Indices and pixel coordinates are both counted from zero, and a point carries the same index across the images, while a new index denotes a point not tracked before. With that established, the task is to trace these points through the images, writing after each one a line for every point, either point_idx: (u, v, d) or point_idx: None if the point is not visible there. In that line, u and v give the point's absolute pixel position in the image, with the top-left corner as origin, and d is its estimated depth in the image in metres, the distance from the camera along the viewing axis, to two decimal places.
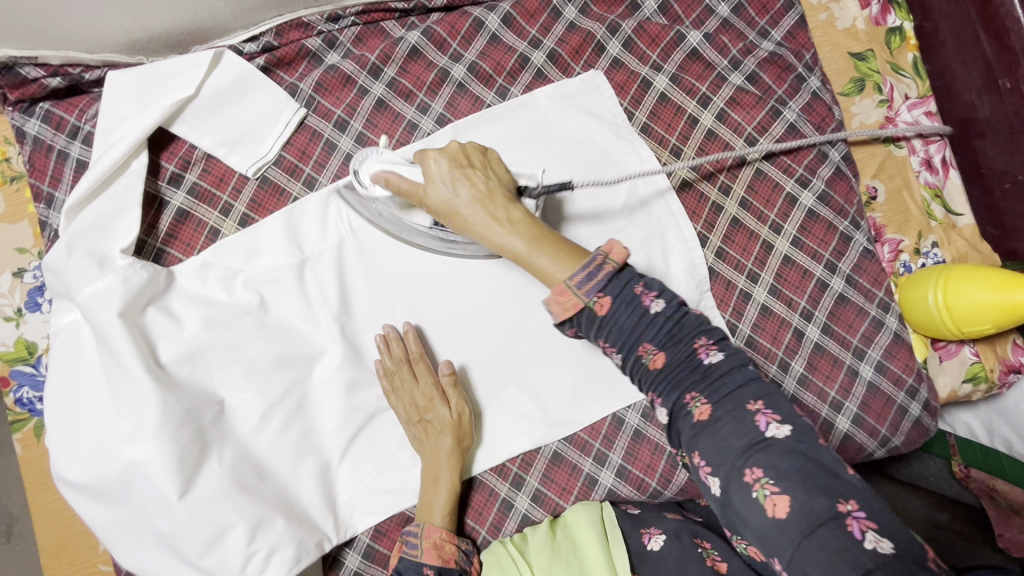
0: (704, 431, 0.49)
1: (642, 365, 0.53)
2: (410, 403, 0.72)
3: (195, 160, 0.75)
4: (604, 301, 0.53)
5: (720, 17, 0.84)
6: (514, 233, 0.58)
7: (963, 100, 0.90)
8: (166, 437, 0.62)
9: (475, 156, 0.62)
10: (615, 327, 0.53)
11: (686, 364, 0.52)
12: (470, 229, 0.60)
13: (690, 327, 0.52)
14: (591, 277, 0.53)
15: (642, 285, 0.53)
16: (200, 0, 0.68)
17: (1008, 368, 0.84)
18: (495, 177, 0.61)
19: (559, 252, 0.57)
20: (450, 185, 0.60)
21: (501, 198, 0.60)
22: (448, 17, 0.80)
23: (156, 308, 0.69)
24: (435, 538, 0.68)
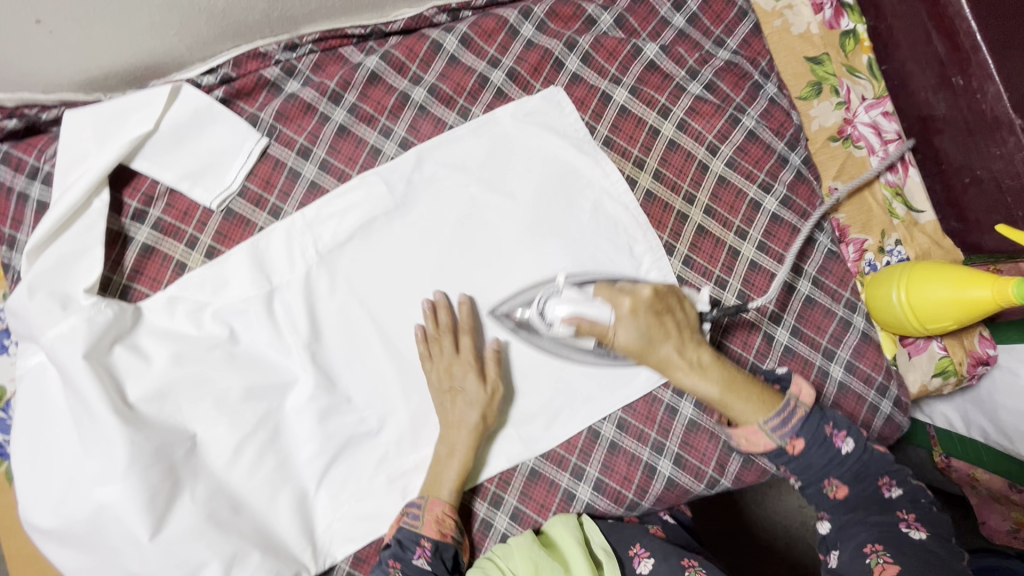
0: (847, 526, 0.61)
1: (823, 492, 0.63)
2: (441, 372, 0.74)
3: (158, 195, 0.75)
4: (801, 443, 0.63)
5: (677, 29, 0.85)
6: (708, 380, 0.69)
7: (920, 98, 0.92)
8: (136, 477, 0.62)
9: (669, 302, 0.73)
10: (804, 466, 0.63)
11: (868, 498, 0.62)
12: (662, 366, 0.71)
13: (877, 466, 0.63)
14: (785, 421, 0.64)
15: (832, 426, 0.64)
16: (153, 38, 0.68)
17: (976, 360, 0.85)
18: (686, 318, 0.73)
19: (753, 399, 0.66)
20: (639, 327, 0.70)
21: (692, 340, 0.71)
22: (406, 40, 0.80)
23: (123, 346, 0.68)
24: (440, 512, 0.70)
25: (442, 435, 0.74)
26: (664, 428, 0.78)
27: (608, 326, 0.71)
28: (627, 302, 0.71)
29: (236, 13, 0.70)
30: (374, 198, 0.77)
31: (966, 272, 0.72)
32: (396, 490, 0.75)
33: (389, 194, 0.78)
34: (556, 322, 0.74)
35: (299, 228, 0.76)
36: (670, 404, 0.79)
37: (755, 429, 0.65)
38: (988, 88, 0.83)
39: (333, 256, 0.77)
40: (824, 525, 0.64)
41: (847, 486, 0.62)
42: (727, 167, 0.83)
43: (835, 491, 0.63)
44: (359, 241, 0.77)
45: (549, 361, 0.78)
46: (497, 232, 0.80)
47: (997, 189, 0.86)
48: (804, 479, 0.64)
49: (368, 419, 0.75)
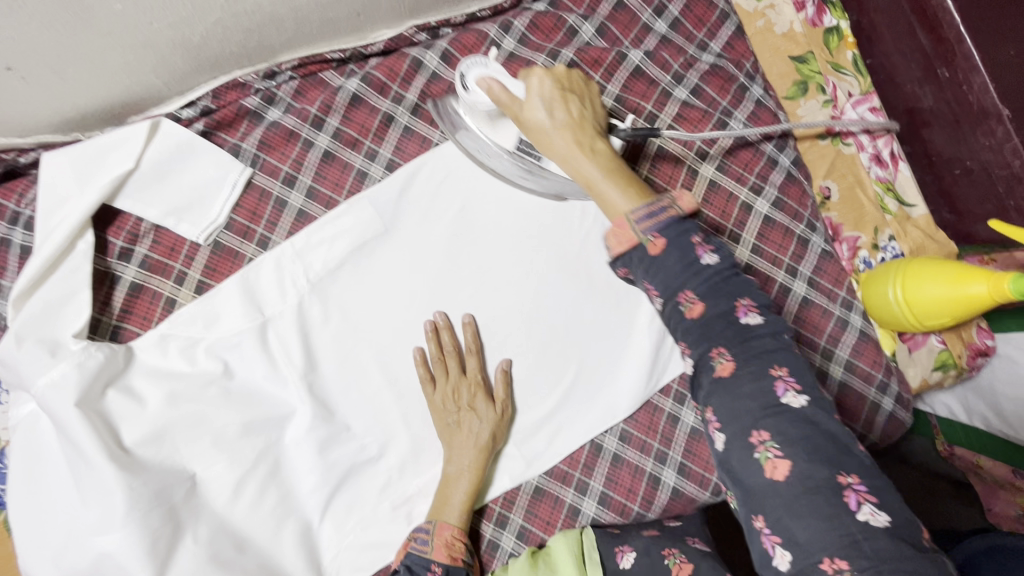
0: (723, 392, 0.48)
1: (678, 312, 0.50)
2: (448, 394, 0.73)
3: (144, 232, 0.74)
4: (662, 242, 0.50)
5: (659, 35, 0.84)
6: (592, 159, 0.59)
7: (907, 91, 0.91)
8: (135, 524, 0.61)
9: (572, 90, 0.65)
10: (662, 270, 0.50)
11: (726, 320, 0.49)
12: (555, 153, 0.61)
13: (736, 285, 0.50)
14: (653, 216, 0.51)
15: (699, 236, 0.50)
16: (127, 75, 0.66)
17: (975, 352, 0.85)
18: (591, 114, 0.64)
19: (629, 187, 0.55)
20: (544, 99, 0.63)
21: (588, 131, 0.61)
22: (387, 60, 0.79)
23: (117, 390, 0.68)
24: (448, 536, 0.69)
25: (449, 456, 0.73)
26: (666, 438, 0.78)
27: (518, 97, 0.64)
28: (535, 83, 0.64)
29: (212, 46, 0.68)
30: (362, 222, 0.76)
31: (959, 269, 0.71)
32: (401, 516, 0.74)
33: (378, 217, 0.77)
34: (472, 88, 0.66)
35: (288, 257, 0.75)
36: (671, 413, 0.79)
37: (621, 221, 0.52)
38: (974, 79, 0.85)
39: (324, 283, 0.76)
40: (687, 360, 0.51)
41: (704, 303, 0.49)
42: (717, 171, 0.83)
43: (724, 365, 0.49)
44: (350, 267, 0.76)
45: (547, 375, 0.78)
46: (488, 249, 0.79)
47: (986, 179, 0.86)
48: (663, 295, 0.50)
49: (368, 446, 0.75)
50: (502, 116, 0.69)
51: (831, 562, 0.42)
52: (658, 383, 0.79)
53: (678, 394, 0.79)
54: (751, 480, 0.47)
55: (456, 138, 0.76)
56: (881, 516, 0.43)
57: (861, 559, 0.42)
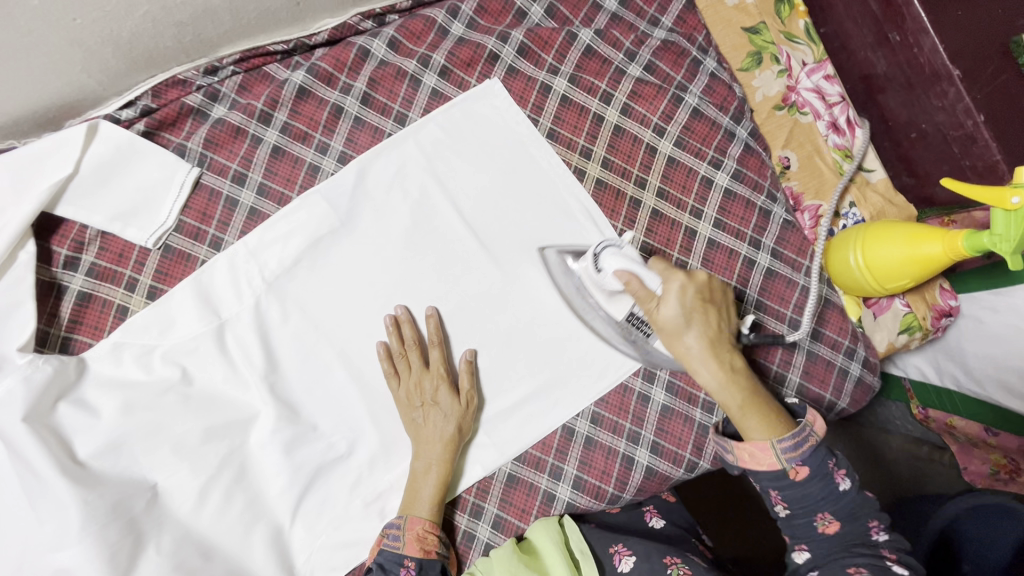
0: (833, 552, 0.60)
1: (813, 525, 0.62)
2: (412, 389, 0.72)
3: (89, 240, 0.71)
4: (803, 471, 0.61)
5: (610, 13, 0.84)
6: (735, 379, 0.64)
7: (859, 57, 0.92)
8: (92, 538, 0.60)
9: (709, 297, 0.66)
10: (801, 494, 0.61)
11: (856, 536, 0.61)
12: (693, 372, 0.65)
13: (866, 508, 0.61)
14: (796, 446, 0.61)
15: (835, 461, 0.62)
16: (58, 77, 0.64)
17: (939, 313, 0.86)
18: (726, 318, 0.66)
19: (768, 420, 0.63)
20: (684, 306, 0.64)
21: (724, 349, 0.65)
22: (332, 50, 0.77)
23: (68, 402, 0.65)
24: (420, 530, 0.68)
25: (417, 451, 0.72)
26: (638, 418, 0.77)
27: (658, 297, 0.64)
28: (679, 288, 0.64)
29: (145, 40, 0.66)
30: (317, 217, 0.75)
31: (915, 230, 0.71)
32: (374, 513, 0.73)
33: (332, 211, 0.75)
34: (606, 272, 0.66)
35: (242, 258, 0.73)
36: (642, 392, 0.78)
37: (763, 446, 0.62)
38: (924, 41, 0.85)
39: (281, 282, 0.74)
40: (803, 556, 0.62)
41: (838, 523, 0.61)
42: (675, 147, 0.82)
43: (827, 527, 0.61)
44: (307, 264, 0.75)
45: (515, 362, 0.77)
46: (448, 237, 0.78)
47: (942, 141, 0.87)
48: (792, 507, 0.62)
49: (337, 445, 0.73)
50: (621, 295, 0.68)
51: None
52: (627, 362, 0.78)
53: (649, 372, 0.78)
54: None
55: (568, 293, 0.76)
56: None
57: None
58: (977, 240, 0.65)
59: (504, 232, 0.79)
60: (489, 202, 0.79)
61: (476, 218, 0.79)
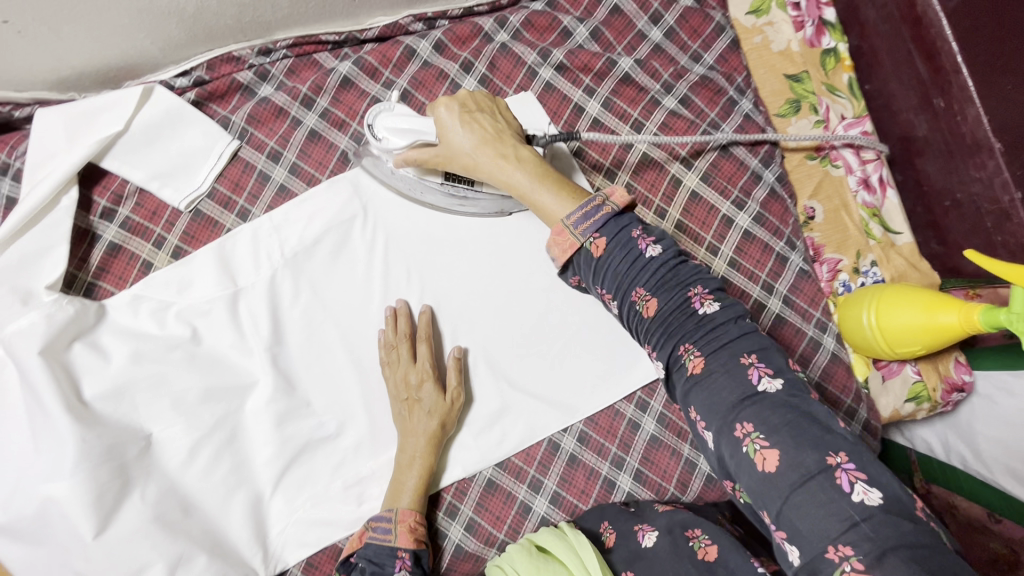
0: (697, 387, 0.51)
1: (634, 309, 0.54)
2: (399, 382, 0.74)
3: (128, 194, 0.75)
4: (603, 242, 0.54)
5: (653, 43, 0.85)
6: (521, 169, 0.63)
7: (902, 118, 0.92)
8: (84, 475, 0.63)
9: (479, 103, 0.67)
10: (610, 271, 0.54)
11: (680, 311, 0.53)
12: (483, 172, 0.65)
13: (682, 274, 0.53)
14: (588, 217, 0.56)
15: (640, 230, 0.55)
16: (123, 38, 0.68)
17: (952, 387, 0.83)
18: (505, 123, 0.66)
19: (560, 191, 0.61)
20: (457, 125, 0.65)
21: (508, 139, 0.65)
22: (381, 46, 0.80)
23: (83, 344, 0.69)
24: (411, 522, 0.68)
25: (402, 444, 0.73)
26: (625, 443, 0.77)
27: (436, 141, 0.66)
28: (442, 113, 0.66)
29: (208, 17, 0.71)
30: (340, 203, 0.77)
31: (933, 297, 0.70)
32: (353, 497, 0.74)
33: (357, 199, 0.78)
34: (383, 137, 0.69)
35: (266, 231, 0.76)
36: (632, 419, 0.78)
37: (559, 226, 0.57)
38: (968, 111, 0.82)
39: (298, 259, 0.76)
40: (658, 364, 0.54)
41: (657, 301, 0.53)
42: (701, 181, 0.83)
43: (694, 362, 0.51)
44: (326, 245, 0.77)
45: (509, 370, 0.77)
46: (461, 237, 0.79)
47: (976, 214, 0.84)
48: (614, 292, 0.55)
49: (327, 424, 0.75)
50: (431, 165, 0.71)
51: (836, 549, 0.42)
52: (621, 387, 0.78)
53: (642, 401, 0.78)
54: (748, 478, 0.47)
55: (394, 185, 0.76)
56: (873, 494, 0.43)
57: (863, 542, 0.42)
58: (994, 316, 0.63)
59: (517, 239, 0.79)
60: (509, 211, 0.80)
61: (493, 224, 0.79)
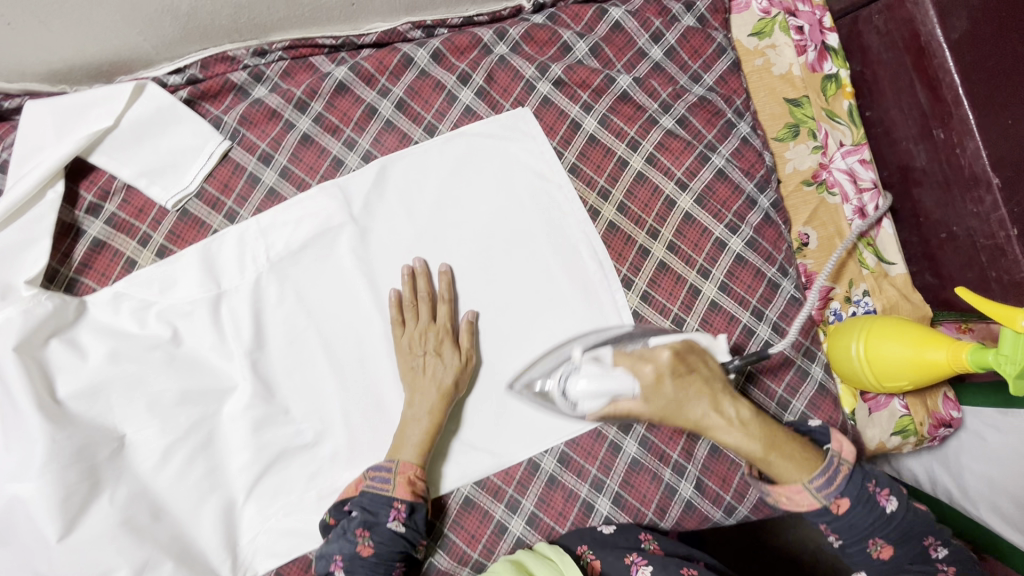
0: (882, 569, 0.61)
1: (865, 551, 0.61)
2: (415, 337, 0.74)
3: (115, 190, 0.74)
4: (843, 502, 0.60)
5: (653, 61, 0.84)
6: (747, 435, 0.62)
7: (901, 147, 0.91)
8: (53, 475, 0.62)
9: (686, 362, 0.64)
10: (848, 527, 0.60)
11: (906, 544, 0.61)
12: (699, 428, 0.63)
13: (918, 523, 0.61)
14: (830, 480, 0.60)
15: (874, 483, 0.61)
16: (115, 34, 0.67)
17: (939, 422, 0.84)
18: (713, 375, 0.64)
19: (794, 456, 0.62)
20: (675, 384, 0.62)
21: (730, 396, 0.64)
22: (377, 52, 0.79)
23: (60, 340, 0.68)
24: (410, 474, 0.69)
25: (410, 398, 0.72)
26: (605, 466, 0.76)
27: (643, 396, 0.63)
28: (650, 371, 0.63)
29: (202, 17, 0.70)
30: (327, 208, 0.76)
31: (920, 333, 0.70)
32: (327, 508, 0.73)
33: (344, 205, 0.77)
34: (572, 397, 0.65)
35: (252, 234, 0.75)
36: (614, 441, 0.77)
37: (797, 487, 0.61)
38: (968, 144, 0.81)
39: (283, 264, 0.75)
40: (860, 574, 0.63)
41: (892, 546, 0.60)
42: (695, 204, 0.82)
43: (879, 549, 0.60)
44: (311, 251, 0.76)
45: (492, 384, 0.77)
46: (438, 253, 0.78)
47: (971, 247, 0.83)
48: (845, 538, 0.61)
49: (304, 432, 0.74)
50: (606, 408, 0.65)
51: None
52: None
53: (625, 423, 0.77)
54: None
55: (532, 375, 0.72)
56: None
57: None
58: (982, 356, 0.63)
59: (497, 261, 0.78)
60: (484, 229, 0.79)
61: (459, 239, 0.78)
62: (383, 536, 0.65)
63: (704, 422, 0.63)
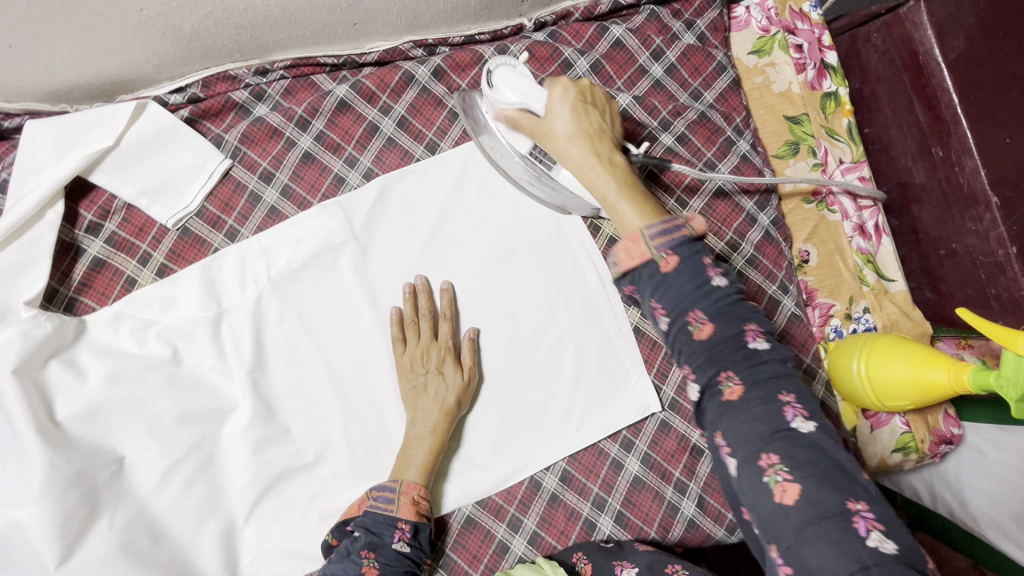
0: (726, 415, 0.51)
1: (687, 331, 0.52)
2: (416, 356, 0.73)
3: (115, 209, 0.74)
4: (674, 260, 0.53)
5: (653, 79, 0.84)
6: (610, 176, 0.60)
7: (901, 165, 0.91)
8: (52, 500, 0.62)
9: (595, 97, 0.65)
10: (672, 288, 0.52)
11: (736, 344, 0.52)
12: (570, 161, 0.62)
13: (748, 310, 0.52)
14: (666, 234, 0.54)
15: (710, 260, 0.54)
16: (118, 54, 0.67)
17: (939, 439, 0.83)
18: (612, 124, 0.64)
19: (642, 205, 0.58)
20: (568, 104, 0.62)
21: (608, 143, 0.62)
22: (379, 70, 0.79)
23: (59, 361, 0.67)
24: (414, 495, 0.68)
25: (412, 418, 0.72)
26: (607, 484, 0.76)
27: (539, 114, 0.63)
28: (558, 92, 0.63)
29: (205, 37, 0.70)
30: (329, 227, 0.76)
31: (922, 352, 0.70)
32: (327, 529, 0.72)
33: (346, 225, 0.77)
34: (496, 87, 0.64)
35: (253, 253, 0.75)
36: (616, 459, 0.77)
37: (634, 237, 0.54)
38: (966, 162, 0.82)
39: (284, 283, 0.75)
40: (692, 388, 0.54)
41: (712, 324, 0.52)
42: None
43: (701, 330, 0.52)
44: (312, 270, 0.76)
45: (493, 403, 0.76)
46: (438, 272, 0.78)
47: (970, 264, 0.84)
48: (672, 316, 0.53)
49: (305, 452, 0.73)
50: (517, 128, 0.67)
51: None
52: (605, 426, 0.77)
53: (627, 440, 0.77)
54: (761, 507, 0.49)
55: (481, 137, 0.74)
56: (889, 544, 0.44)
57: None
58: (985, 378, 0.63)
59: (497, 280, 0.78)
60: (483, 249, 0.79)
61: (457, 257, 0.78)
62: (388, 558, 0.64)
63: (582, 155, 0.61)
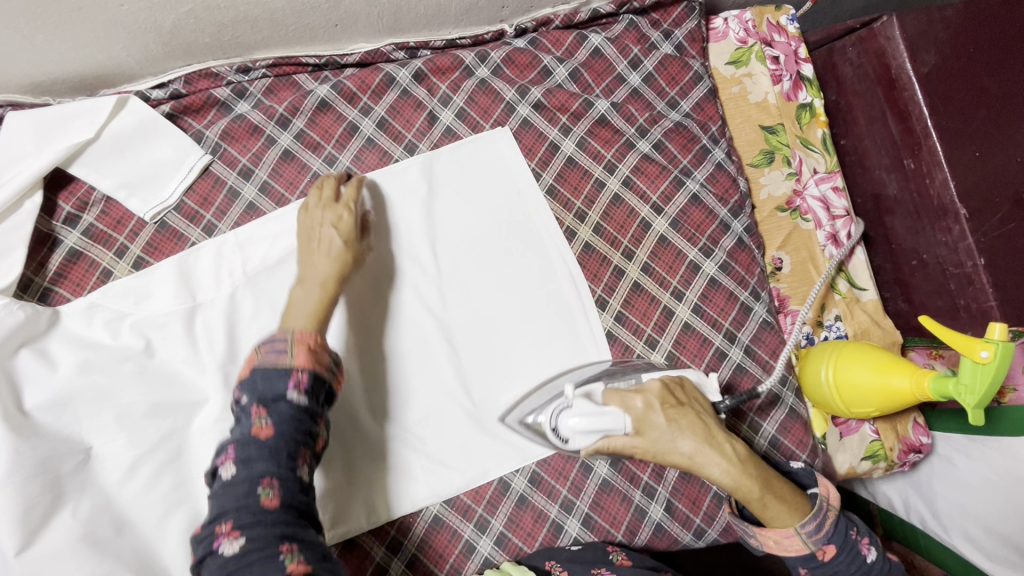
0: None
1: None
2: (314, 215, 0.70)
3: (94, 202, 0.75)
4: (831, 549, 0.62)
5: (631, 87, 0.86)
6: (730, 472, 0.61)
7: (874, 176, 0.93)
8: (14, 488, 0.62)
9: (675, 393, 0.65)
10: (831, 574, 0.62)
11: None
12: (682, 468, 0.63)
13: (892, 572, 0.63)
14: (819, 529, 0.62)
15: (857, 531, 0.63)
16: (99, 49, 0.68)
17: (908, 448, 0.85)
18: (707, 414, 0.65)
19: (788, 500, 0.62)
20: (684, 444, 0.61)
21: (717, 430, 0.63)
22: (360, 71, 0.80)
23: (30, 350, 0.68)
24: (310, 343, 0.59)
25: (302, 275, 0.67)
26: (576, 487, 0.76)
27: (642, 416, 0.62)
28: (639, 404, 0.63)
29: (186, 34, 0.71)
30: None
31: (886, 358, 0.71)
32: None
33: None
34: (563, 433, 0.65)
35: (229, 247, 0.75)
36: (585, 462, 0.77)
37: (790, 533, 0.62)
38: (936, 174, 0.83)
39: (259, 278, 0.76)
40: None
41: None
42: (670, 227, 0.83)
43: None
44: (288, 266, 0.77)
45: (462, 400, 0.76)
46: (422, 275, 0.78)
47: (940, 274, 0.85)
48: None
49: None
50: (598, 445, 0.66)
51: None
52: None
53: None
54: None
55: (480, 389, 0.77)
56: None
57: None
58: (943, 386, 0.64)
59: (480, 280, 0.79)
60: (472, 250, 0.80)
61: (443, 260, 0.79)
62: (283, 414, 0.55)
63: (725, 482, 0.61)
